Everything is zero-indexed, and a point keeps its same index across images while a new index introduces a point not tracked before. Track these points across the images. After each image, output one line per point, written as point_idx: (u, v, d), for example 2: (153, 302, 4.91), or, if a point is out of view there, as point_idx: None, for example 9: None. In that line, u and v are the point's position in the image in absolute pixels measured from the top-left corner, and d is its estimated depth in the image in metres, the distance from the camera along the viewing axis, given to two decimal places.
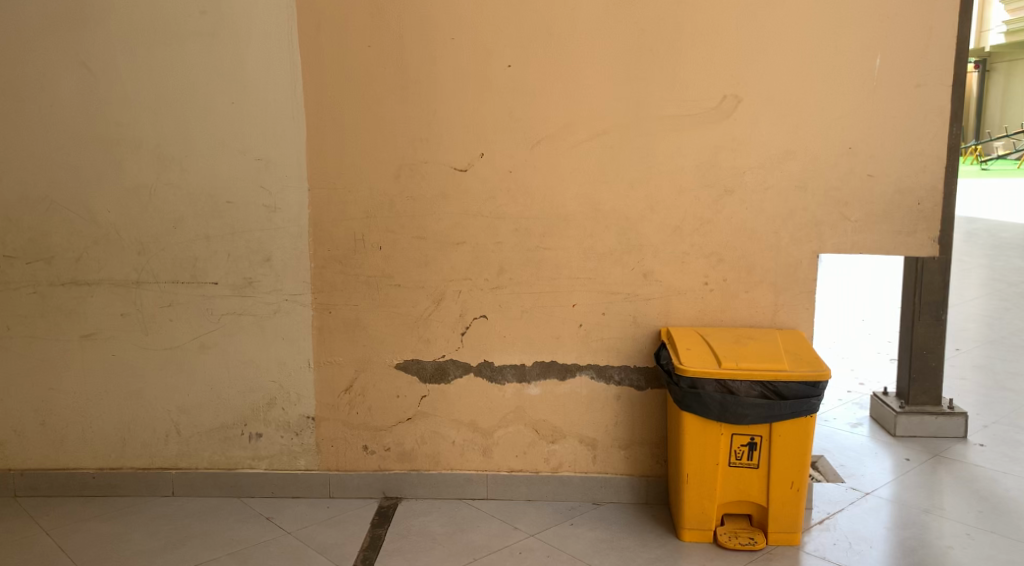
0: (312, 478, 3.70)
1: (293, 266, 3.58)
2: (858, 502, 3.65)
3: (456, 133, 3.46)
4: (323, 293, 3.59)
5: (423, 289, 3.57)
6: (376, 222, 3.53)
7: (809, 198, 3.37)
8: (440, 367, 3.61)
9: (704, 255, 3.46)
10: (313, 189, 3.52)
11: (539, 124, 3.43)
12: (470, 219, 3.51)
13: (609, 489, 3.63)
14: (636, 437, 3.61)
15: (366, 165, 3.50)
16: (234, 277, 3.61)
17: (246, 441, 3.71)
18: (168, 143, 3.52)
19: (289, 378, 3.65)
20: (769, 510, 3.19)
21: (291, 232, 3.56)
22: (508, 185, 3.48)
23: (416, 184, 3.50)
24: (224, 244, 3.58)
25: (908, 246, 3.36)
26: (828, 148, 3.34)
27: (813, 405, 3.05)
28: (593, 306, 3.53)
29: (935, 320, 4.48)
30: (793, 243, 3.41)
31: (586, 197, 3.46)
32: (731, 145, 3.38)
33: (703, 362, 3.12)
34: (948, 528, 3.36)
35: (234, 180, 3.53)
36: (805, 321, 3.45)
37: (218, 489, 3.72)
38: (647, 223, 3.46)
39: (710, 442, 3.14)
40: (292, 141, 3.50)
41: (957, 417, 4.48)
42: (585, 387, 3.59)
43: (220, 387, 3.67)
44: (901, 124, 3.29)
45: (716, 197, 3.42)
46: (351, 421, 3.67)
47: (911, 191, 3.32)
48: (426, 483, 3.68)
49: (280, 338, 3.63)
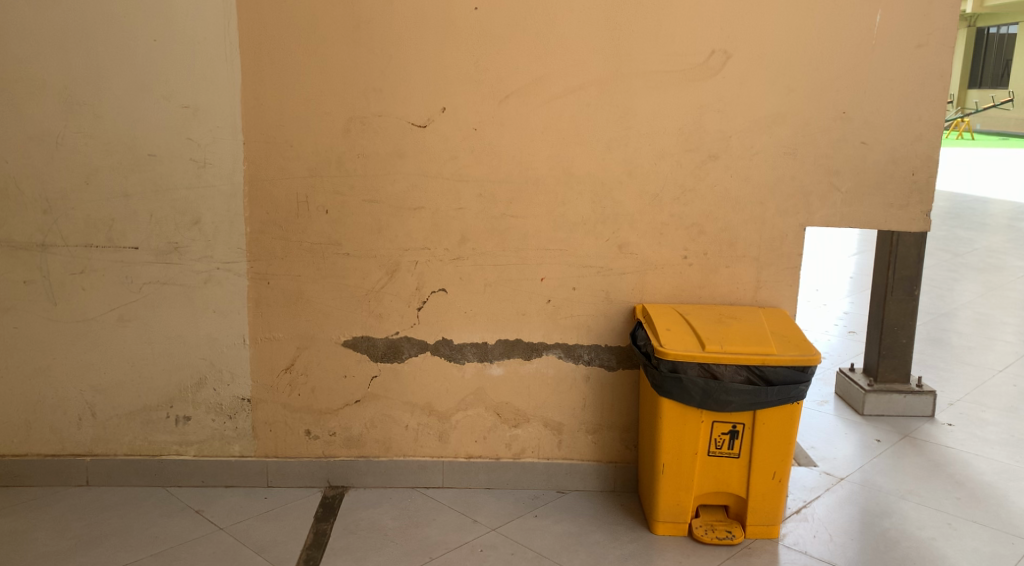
0: (247, 466, 3.34)
1: (225, 230, 3.16)
2: (833, 488, 3.49)
3: (415, 84, 3.06)
4: (261, 262, 3.18)
5: (375, 259, 3.19)
6: (322, 182, 3.13)
7: (799, 166, 3.11)
8: (393, 345, 3.27)
9: (684, 226, 3.18)
10: (249, 142, 3.09)
11: (508, 76, 3.06)
12: (429, 182, 3.14)
13: (575, 477, 3.38)
14: (605, 422, 3.35)
15: (311, 117, 3.08)
16: (157, 242, 3.16)
17: (172, 425, 3.31)
18: (78, 84, 3.03)
19: (221, 355, 3.25)
20: (749, 502, 2.98)
21: (224, 192, 3.13)
22: (472, 144, 3.11)
23: (368, 140, 3.10)
24: (145, 204, 3.13)
25: (900, 220, 3.14)
26: (822, 112, 3.07)
27: (800, 392, 2.82)
28: (563, 280, 3.23)
29: (907, 296, 4.31)
30: (779, 214, 3.16)
31: (559, 160, 3.13)
32: (718, 105, 3.08)
33: (685, 344, 2.86)
34: (928, 518, 3.22)
35: (157, 129, 3.07)
36: (788, 299, 3.23)
37: (140, 478, 3.32)
38: (624, 189, 3.15)
39: (690, 431, 2.90)
40: (226, 87, 3.05)
41: (925, 396, 4.37)
42: (551, 368, 3.30)
43: (141, 365, 3.25)
44: (900, 88, 3.04)
45: (699, 162, 3.13)
46: (292, 404, 3.31)
47: (905, 161, 3.09)
48: (375, 471, 3.35)
49: (211, 310, 3.22)
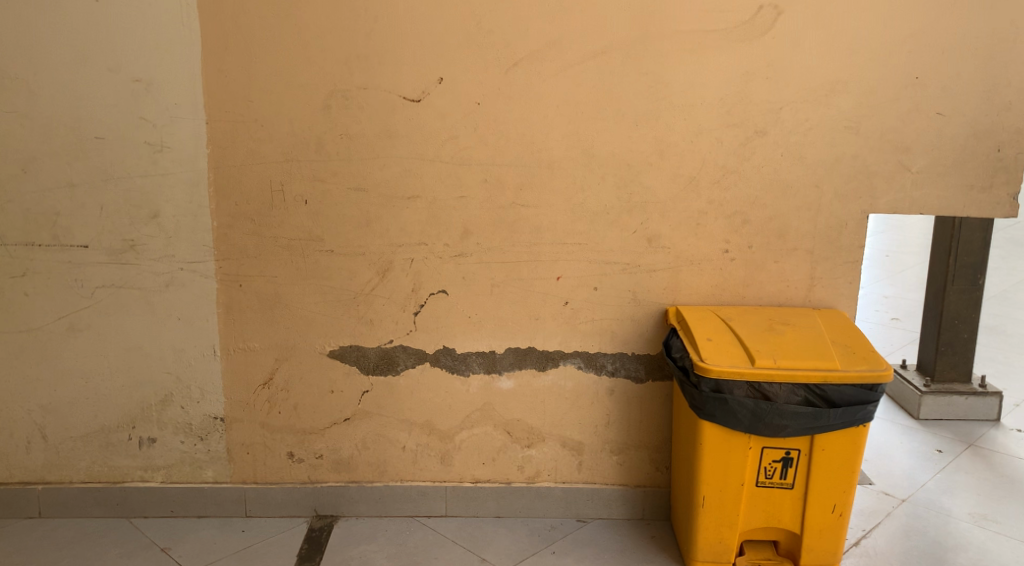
0: (222, 494, 2.92)
1: (187, 224, 2.71)
2: (896, 513, 3.05)
3: (407, 50, 2.59)
4: (231, 261, 2.74)
5: (363, 257, 2.74)
6: (299, 168, 2.67)
7: (862, 142, 2.63)
8: (387, 356, 2.83)
9: (725, 215, 2.71)
10: (212, 122, 2.64)
11: (517, 39, 2.58)
12: (425, 166, 2.67)
13: (597, 503, 2.95)
14: (632, 441, 2.90)
15: (285, 91, 2.61)
16: (110, 239, 2.72)
17: (135, 448, 2.89)
18: (10, 55, 2.58)
19: (188, 369, 2.82)
20: (804, 539, 2.53)
21: (185, 180, 2.68)
22: (475, 121, 2.64)
23: (352, 118, 2.63)
24: (94, 195, 2.68)
25: (981, 205, 2.64)
26: (891, 78, 2.58)
27: (868, 414, 2.36)
28: (583, 279, 2.76)
29: (970, 286, 3.84)
30: (837, 200, 2.68)
31: (577, 139, 2.65)
32: (766, 72, 2.59)
33: (730, 357, 2.40)
34: (1010, 552, 2.77)
35: (104, 108, 2.62)
36: (848, 299, 2.75)
37: (100, 508, 2.91)
38: (653, 172, 2.68)
39: (734, 459, 2.45)
40: (183, 56, 2.59)
41: (989, 398, 3.89)
42: (570, 380, 2.85)
43: (97, 380, 2.83)
44: (985, 45, 2.53)
45: (744, 139, 2.64)
46: (273, 424, 2.88)
47: (990, 135, 2.59)
48: (369, 499, 2.93)
49: (174, 317, 2.78)
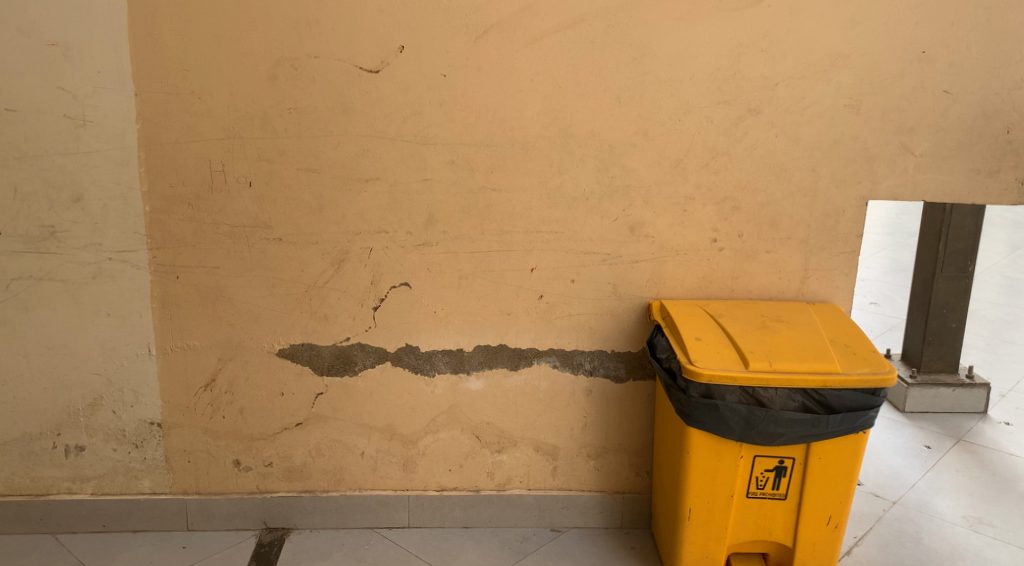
0: (161, 506, 2.65)
1: (116, 209, 2.41)
2: (888, 517, 2.88)
3: (363, 14, 2.30)
4: (167, 250, 2.45)
5: (316, 245, 2.46)
6: (242, 147, 2.38)
7: (862, 123, 2.41)
8: (344, 355, 2.57)
9: (713, 201, 2.48)
10: (142, 94, 2.33)
11: (487, 3, 2.31)
12: (384, 144, 2.40)
13: (573, 511, 2.73)
14: (611, 445, 2.69)
15: (224, 59, 2.31)
16: (26, 225, 2.41)
17: (61, 457, 2.60)
18: None
19: (120, 370, 2.53)
20: (796, 552, 2.35)
21: (112, 159, 2.37)
22: (440, 95, 2.37)
23: (302, 90, 2.35)
24: (6, 175, 2.37)
25: (987, 191, 2.45)
26: (896, 52, 2.36)
27: (869, 420, 2.17)
28: (559, 271, 2.52)
29: (959, 273, 3.68)
30: (835, 185, 2.46)
31: (554, 116, 2.40)
32: (761, 44, 2.36)
33: (723, 359, 2.19)
34: (1008, 560, 2.62)
35: (16, 75, 2.30)
36: (844, 292, 2.55)
37: (22, 523, 2.63)
38: (637, 154, 2.43)
39: (724, 469, 2.25)
40: (107, 17, 2.27)
41: (976, 389, 3.76)
42: (544, 380, 2.62)
43: (16, 383, 2.53)
44: (998, 16, 2.31)
45: (736, 118, 2.41)
46: (217, 430, 2.61)
47: (999, 114, 2.39)
48: (324, 509, 2.68)
49: (103, 313, 2.48)
